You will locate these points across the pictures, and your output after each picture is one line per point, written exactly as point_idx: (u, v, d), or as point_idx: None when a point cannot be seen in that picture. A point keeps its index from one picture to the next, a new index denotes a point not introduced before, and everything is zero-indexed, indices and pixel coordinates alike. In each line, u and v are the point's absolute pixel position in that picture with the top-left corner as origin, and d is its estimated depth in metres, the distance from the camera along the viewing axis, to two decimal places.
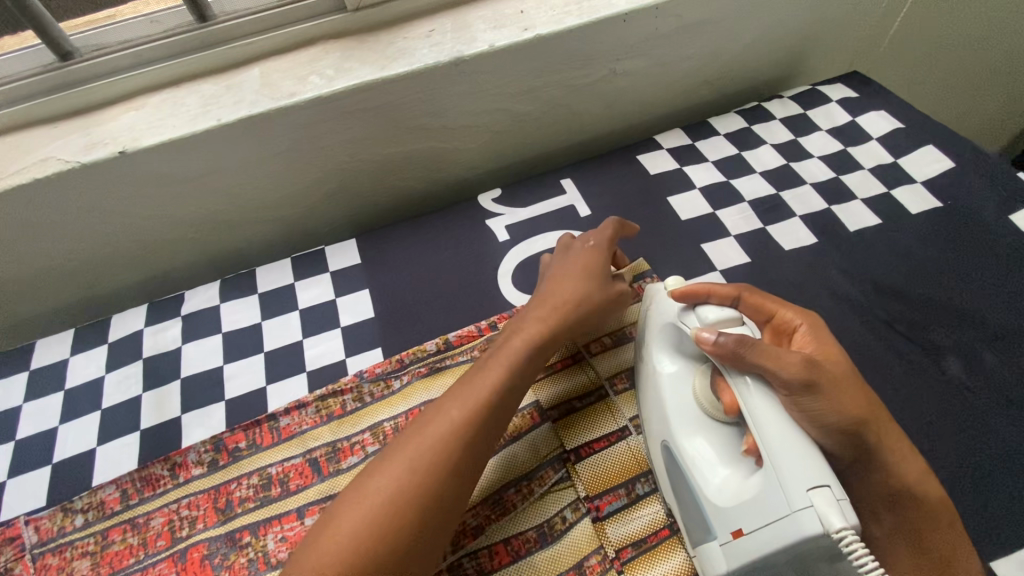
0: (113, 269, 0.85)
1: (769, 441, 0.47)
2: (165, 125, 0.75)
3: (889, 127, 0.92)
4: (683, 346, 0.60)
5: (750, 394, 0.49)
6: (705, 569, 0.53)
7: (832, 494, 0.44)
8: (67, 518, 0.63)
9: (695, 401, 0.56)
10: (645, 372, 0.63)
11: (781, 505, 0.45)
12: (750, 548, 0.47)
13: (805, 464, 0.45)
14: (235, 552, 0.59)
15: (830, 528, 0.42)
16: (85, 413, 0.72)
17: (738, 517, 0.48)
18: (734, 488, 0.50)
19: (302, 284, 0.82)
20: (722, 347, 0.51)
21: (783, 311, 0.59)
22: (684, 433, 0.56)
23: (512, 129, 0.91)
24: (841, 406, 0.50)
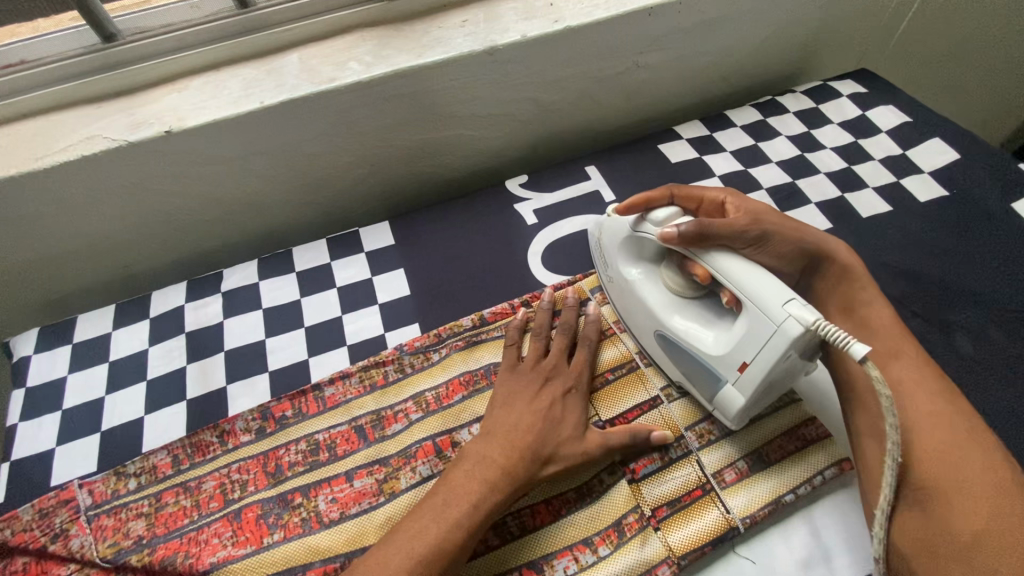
0: (152, 247, 0.87)
1: (743, 284, 0.55)
2: (208, 107, 0.78)
3: (897, 120, 0.97)
4: (644, 253, 0.68)
5: (716, 258, 0.58)
6: (727, 413, 0.61)
7: (798, 302, 0.52)
8: (120, 482, 0.65)
9: (670, 289, 0.65)
10: (619, 286, 0.70)
11: (767, 326, 0.53)
12: (758, 373, 0.55)
13: (772, 288, 0.53)
14: (289, 512, 0.62)
15: (808, 323, 0.50)
16: (132, 383, 0.74)
17: (737, 354, 0.57)
18: (725, 338, 0.59)
19: (339, 263, 0.84)
20: (680, 235, 0.59)
21: (708, 194, 0.69)
22: (669, 316, 0.64)
23: (539, 117, 0.94)
24: (781, 236, 0.66)
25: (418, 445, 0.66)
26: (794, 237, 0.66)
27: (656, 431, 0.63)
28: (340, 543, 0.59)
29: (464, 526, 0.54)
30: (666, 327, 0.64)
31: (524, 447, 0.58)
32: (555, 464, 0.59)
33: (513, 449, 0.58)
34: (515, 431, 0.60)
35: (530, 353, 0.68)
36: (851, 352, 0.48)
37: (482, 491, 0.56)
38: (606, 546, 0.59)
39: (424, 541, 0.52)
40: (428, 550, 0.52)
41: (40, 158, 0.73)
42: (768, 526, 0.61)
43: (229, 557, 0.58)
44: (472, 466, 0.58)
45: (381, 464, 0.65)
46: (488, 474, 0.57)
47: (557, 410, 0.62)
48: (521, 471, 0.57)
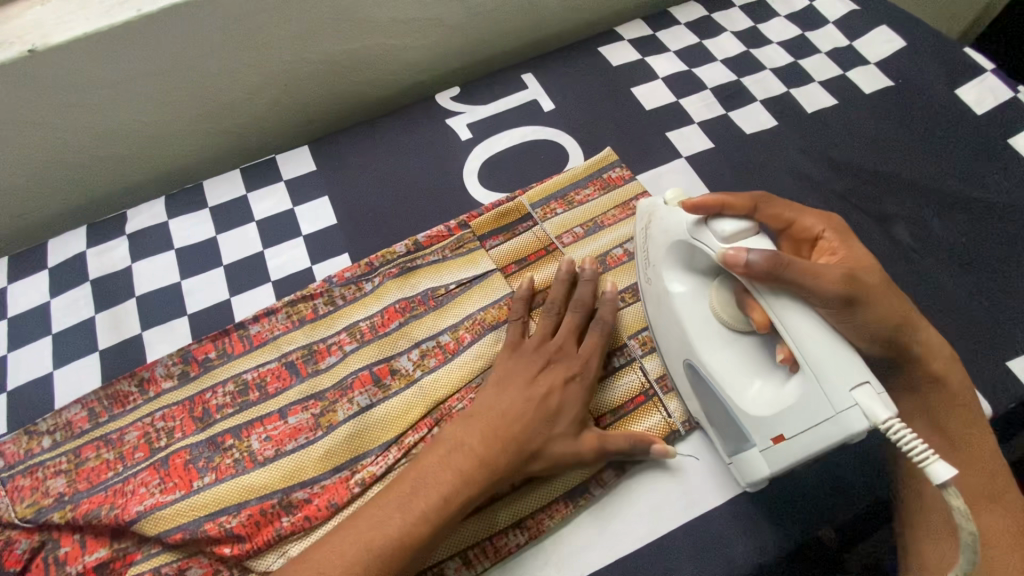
0: (43, 193, 0.78)
1: (807, 351, 0.47)
2: (76, 20, 0.67)
3: (845, 9, 0.92)
4: (695, 264, 0.58)
5: (783, 307, 0.48)
6: (745, 474, 0.55)
7: (873, 388, 0.45)
8: (33, 441, 0.61)
9: (717, 317, 0.56)
10: (656, 293, 0.61)
11: (824, 407, 0.46)
12: (798, 450, 0.49)
13: (842, 366, 0.45)
14: (220, 454, 0.58)
15: (877, 421, 0.44)
16: (36, 338, 0.68)
17: (779, 423, 0.50)
18: (771, 397, 0.52)
19: (257, 195, 0.77)
20: (748, 266, 0.48)
21: (802, 219, 0.56)
22: (707, 349, 0.56)
23: (467, 22, 0.86)
24: (872, 313, 0.49)
25: (354, 375, 0.63)
26: (889, 319, 0.50)
27: (656, 443, 0.57)
28: (278, 479, 0.57)
29: (429, 523, 0.50)
30: (697, 363, 0.56)
31: (509, 438, 0.53)
32: (540, 459, 0.54)
33: (497, 438, 0.53)
34: (501, 416, 0.55)
35: (538, 331, 0.61)
36: (928, 471, 0.42)
37: (454, 484, 0.51)
38: None
39: (384, 534, 0.49)
40: (389, 545, 0.49)
41: None
42: None
43: (157, 504, 0.55)
44: (448, 453, 0.53)
45: (316, 399, 0.62)
46: (457, 462, 0.52)
47: (554, 398, 0.56)
48: (501, 464, 0.53)
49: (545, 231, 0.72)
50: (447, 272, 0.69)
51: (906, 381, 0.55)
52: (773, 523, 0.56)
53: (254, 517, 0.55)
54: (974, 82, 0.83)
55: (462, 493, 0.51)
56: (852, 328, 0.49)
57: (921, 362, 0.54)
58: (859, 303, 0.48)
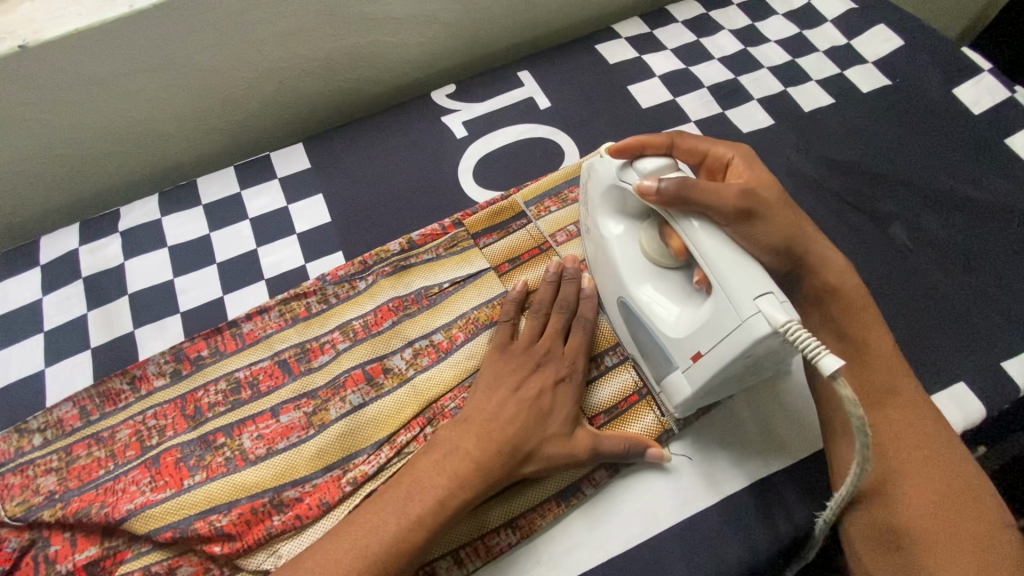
0: (35, 189, 0.77)
1: (715, 265, 0.48)
2: (69, 15, 0.66)
3: (843, 8, 0.92)
4: (625, 206, 0.60)
5: (693, 228, 0.51)
6: (674, 399, 0.57)
7: (775, 298, 0.45)
8: (24, 439, 0.61)
9: (644, 253, 0.58)
10: (594, 238, 0.63)
11: (731, 318, 0.47)
12: (711, 365, 0.50)
13: (747, 277, 0.47)
14: (211, 453, 0.58)
15: (776, 325, 0.44)
16: (28, 336, 0.68)
17: (696, 340, 0.51)
18: (690, 319, 0.53)
19: (250, 193, 0.77)
20: (659, 192, 0.51)
21: (716, 148, 0.59)
22: (636, 284, 0.58)
23: (463, 18, 0.85)
24: (773, 225, 0.53)
25: (347, 374, 0.62)
26: (788, 228, 0.54)
27: (652, 447, 0.58)
28: (268, 479, 0.57)
29: (426, 526, 0.50)
30: (628, 296, 0.58)
31: (502, 440, 0.53)
32: (534, 461, 0.54)
33: (492, 442, 0.53)
34: (493, 419, 0.55)
35: (525, 331, 0.61)
36: (820, 366, 0.42)
37: (450, 488, 0.51)
38: None
39: (379, 538, 0.49)
40: (382, 551, 0.49)
41: None
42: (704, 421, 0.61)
43: (147, 503, 0.55)
44: (445, 456, 0.53)
45: (308, 398, 0.61)
46: (451, 466, 0.52)
47: (545, 399, 0.56)
48: (496, 468, 0.53)
49: (539, 228, 0.72)
50: (440, 270, 0.69)
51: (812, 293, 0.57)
52: (766, 523, 0.56)
53: (244, 516, 0.55)
54: (972, 81, 0.82)
55: (458, 497, 0.51)
56: (756, 238, 0.53)
57: (819, 272, 0.56)
58: (757, 219, 0.52)
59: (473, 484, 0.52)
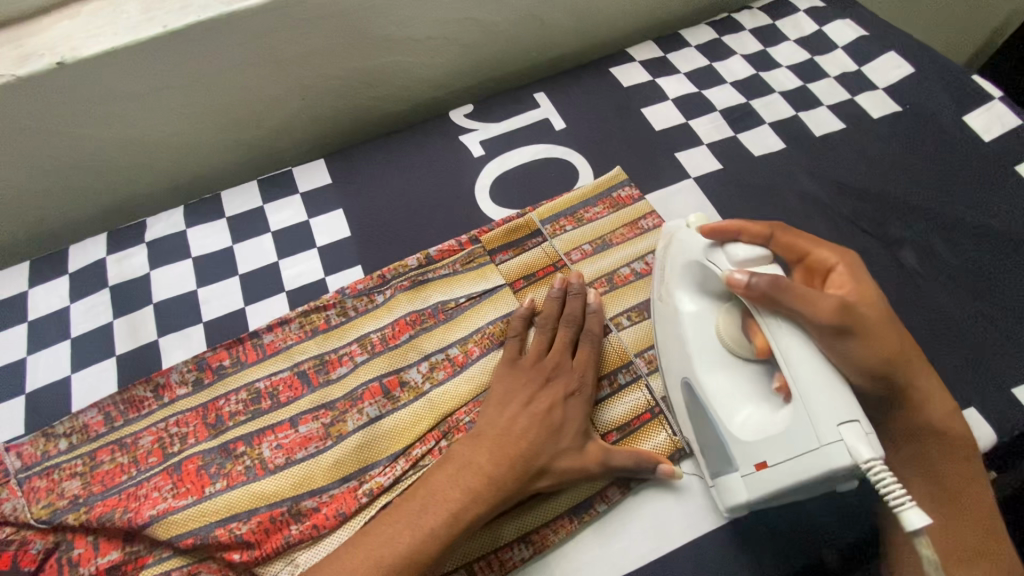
0: (64, 199, 0.80)
1: (801, 379, 0.48)
2: (106, 34, 0.69)
3: (854, 35, 0.94)
4: (706, 287, 0.59)
5: (782, 333, 0.50)
6: (724, 498, 0.56)
7: (860, 428, 0.46)
8: (50, 443, 0.62)
9: (718, 338, 0.57)
10: (666, 310, 0.62)
11: (809, 439, 0.48)
12: (776, 479, 0.50)
13: (833, 401, 0.47)
14: (231, 461, 0.60)
15: (859, 459, 0.45)
16: (55, 342, 0.70)
17: (764, 450, 0.51)
18: (758, 424, 0.53)
19: (272, 206, 0.79)
20: (754, 289, 0.51)
21: (818, 251, 0.59)
22: (705, 369, 0.57)
23: (481, 41, 0.88)
24: (867, 345, 0.52)
25: (364, 387, 0.64)
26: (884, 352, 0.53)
27: (662, 464, 0.58)
28: (287, 488, 0.58)
29: (440, 539, 0.51)
30: (694, 380, 0.58)
31: (515, 455, 0.54)
32: (546, 476, 0.55)
33: (504, 455, 0.54)
34: (506, 433, 0.56)
35: (533, 346, 0.62)
36: (902, 518, 0.43)
37: (463, 501, 0.52)
38: None
39: (394, 551, 0.50)
40: (396, 561, 0.49)
41: None
42: None
43: (169, 509, 0.56)
44: (458, 470, 0.54)
45: (326, 408, 0.63)
46: (465, 479, 0.53)
47: (556, 415, 0.57)
48: (509, 482, 0.54)
49: (554, 246, 0.73)
50: (457, 286, 0.71)
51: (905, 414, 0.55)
52: (776, 545, 0.57)
53: (263, 524, 0.56)
54: (982, 109, 0.84)
55: (473, 512, 0.52)
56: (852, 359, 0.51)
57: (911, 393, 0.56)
58: (852, 335, 0.51)
59: (485, 498, 0.53)
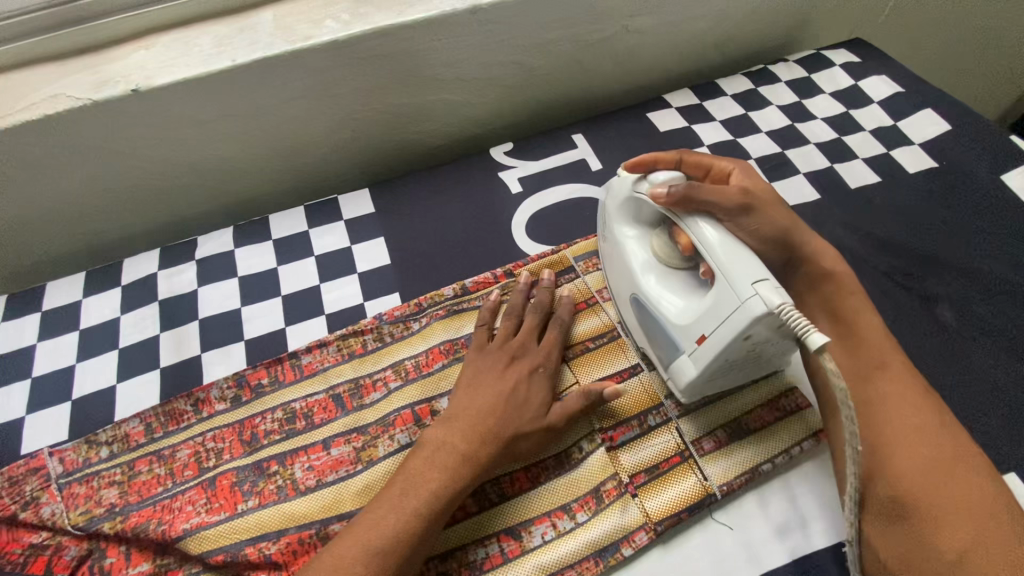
0: (122, 215, 0.84)
1: (715, 255, 0.52)
2: (177, 65, 0.74)
3: (890, 91, 0.96)
4: (641, 215, 0.62)
5: (696, 223, 0.54)
6: (678, 383, 0.59)
7: (771, 283, 0.49)
8: (92, 450, 0.64)
9: (655, 254, 0.61)
10: (610, 245, 0.66)
11: (730, 301, 0.50)
12: (713, 347, 0.53)
13: (746, 264, 0.50)
14: (264, 479, 0.61)
15: (772, 307, 0.47)
16: (103, 351, 0.73)
17: (699, 325, 0.54)
18: (693, 307, 0.56)
19: (317, 232, 0.82)
20: (668, 198, 0.55)
21: (718, 162, 0.65)
22: (644, 276, 0.61)
23: (524, 83, 0.91)
24: (765, 218, 0.61)
25: (397, 413, 0.65)
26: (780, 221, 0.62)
27: (607, 388, 0.62)
28: (317, 510, 0.59)
29: (425, 516, 0.53)
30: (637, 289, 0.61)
31: (485, 432, 0.57)
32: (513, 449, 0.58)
33: (475, 432, 0.57)
34: (474, 412, 0.58)
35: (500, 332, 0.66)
36: (808, 342, 0.46)
37: (443, 480, 0.55)
38: (584, 512, 0.60)
39: (383, 532, 0.51)
40: (386, 543, 0.51)
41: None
42: (746, 491, 0.61)
43: (202, 524, 0.58)
44: (432, 452, 0.56)
45: (359, 433, 0.64)
46: (442, 457, 0.56)
47: (521, 391, 0.60)
48: (483, 458, 0.56)
49: (586, 282, 0.74)
50: None
51: (807, 282, 0.65)
52: None
53: (291, 545, 0.57)
54: (1021, 169, 0.84)
55: (452, 489, 0.54)
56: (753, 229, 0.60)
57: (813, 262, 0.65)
58: (754, 211, 0.59)
59: (463, 475, 0.55)
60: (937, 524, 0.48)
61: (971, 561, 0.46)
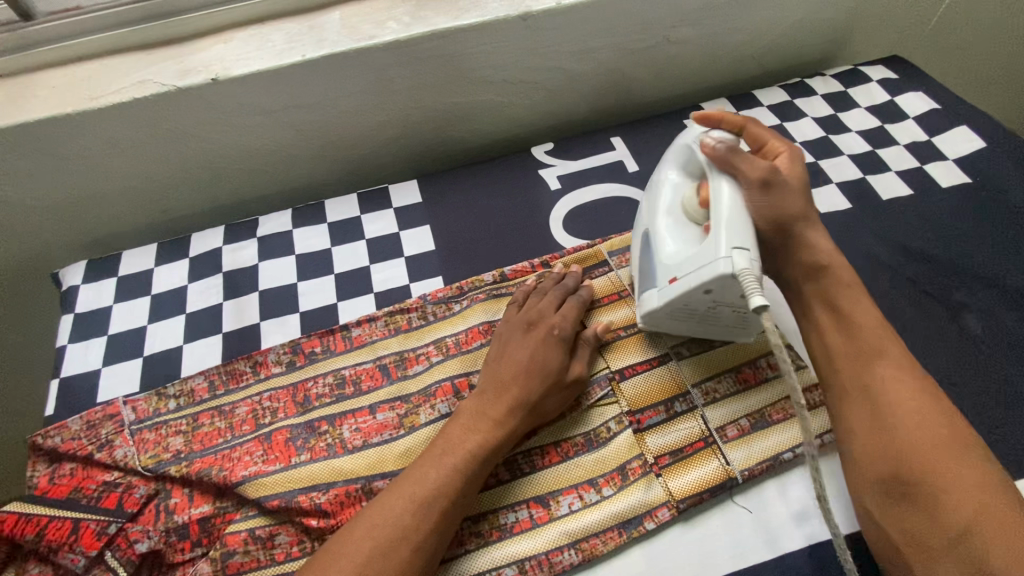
0: (191, 193, 0.91)
1: (719, 213, 0.58)
2: (252, 58, 0.81)
3: (926, 107, 0.98)
4: (689, 167, 0.66)
5: (719, 182, 0.60)
6: (647, 312, 0.67)
7: (747, 254, 0.55)
8: (161, 402, 0.70)
9: (681, 201, 0.65)
10: (646, 183, 0.71)
11: (709, 254, 0.57)
12: (679, 288, 0.60)
13: (735, 232, 0.56)
14: (315, 437, 0.66)
15: (737, 270, 0.54)
16: (172, 315, 0.79)
17: (677, 267, 0.61)
18: (681, 252, 0.62)
19: (368, 217, 0.88)
20: (714, 151, 0.60)
21: (775, 141, 0.67)
22: (655, 216, 0.67)
23: (567, 87, 0.96)
24: (783, 201, 0.62)
25: (438, 385, 0.69)
26: (793, 205, 0.62)
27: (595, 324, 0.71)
28: (362, 467, 0.64)
29: (462, 473, 0.57)
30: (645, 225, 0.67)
31: (510, 398, 0.61)
32: (535, 411, 0.63)
33: (501, 397, 0.62)
34: (500, 380, 0.63)
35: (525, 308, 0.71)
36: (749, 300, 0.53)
37: (477, 440, 0.59)
38: (610, 487, 0.63)
39: (426, 486, 0.56)
40: (428, 494, 0.55)
41: (95, 98, 0.78)
42: (766, 479, 0.64)
43: (259, 472, 0.63)
44: (471, 418, 0.61)
45: (402, 400, 0.69)
46: (482, 425, 0.60)
47: (539, 356, 0.64)
48: (509, 423, 0.61)
49: (620, 276, 0.78)
50: None
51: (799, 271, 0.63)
52: None
53: (339, 497, 0.62)
54: None
55: (486, 450, 0.59)
56: (768, 210, 0.61)
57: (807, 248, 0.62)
58: (774, 192, 0.61)
59: (497, 439, 0.60)
60: (941, 502, 0.49)
61: (971, 538, 0.47)
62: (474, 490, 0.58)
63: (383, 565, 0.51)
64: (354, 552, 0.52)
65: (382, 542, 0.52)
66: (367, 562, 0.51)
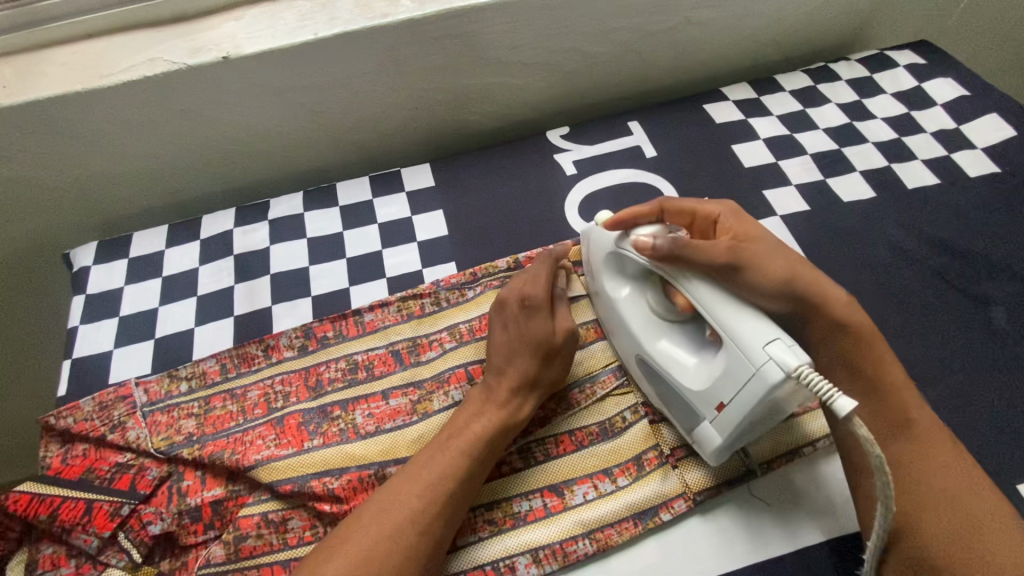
0: (202, 175, 0.90)
1: (716, 315, 0.54)
2: (264, 35, 0.79)
3: (954, 94, 0.95)
4: (627, 269, 0.65)
5: (692, 285, 0.56)
6: (704, 449, 0.59)
7: (784, 343, 0.50)
8: (172, 384, 0.70)
9: (654, 311, 0.62)
10: (605, 304, 0.68)
11: (746, 367, 0.52)
12: (734, 416, 0.54)
13: (756, 328, 0.52)
14: (328, 422, 0.65)
15: (789, 369, 0.48)
16: (183, 298, 0.79)
17: (717, 391, 0.55)
18: (707, 370, 0.57)
19: (380, 201, 0.87)
20: (655, 250, 0.57)
21: (703, 207, 0.64)
22: (650, 340, 0.62)
23: (585, 69, 0.94)
24: (761, 271, 0.58)
25: (451, 371, 0.69)
26: (774, 271, 0.58)
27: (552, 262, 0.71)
28: (375, 453, 0.63)
29: (469, 455, 0.57)
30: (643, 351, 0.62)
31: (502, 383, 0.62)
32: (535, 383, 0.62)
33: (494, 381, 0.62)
34: (492, 369, 0.63)
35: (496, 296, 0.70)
36: (834, 407, 0.46)
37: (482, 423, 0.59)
38: (625, 477, 0.62)
39: (435, 468, 0.56)
40: (435, 476, 0.55)
41: (104, 76, 0.76)
42: (785, 472, 0.63)
43: (272, 456, 0.62)
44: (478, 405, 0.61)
45: (415, 386, 0.68)
46: (487, 409, 0.61)
47: (516, 338, 0.64)
48: (512, 405, 0.61)
49: None
50: None
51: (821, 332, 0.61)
52: None
53: (352, 482, 0.61)
54: None
55: (492, 431, 0.59)
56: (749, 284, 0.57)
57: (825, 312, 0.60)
58: (745, 267, 0.57)
59: (501, 421, 0.60)
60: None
61: None
62: (481, 474, 0.58)
63: (391, 547, 0.51)
64: (364, 534, 0.51)
65: (388, 525, 0.52)
66: (372, 545, 0.51)
